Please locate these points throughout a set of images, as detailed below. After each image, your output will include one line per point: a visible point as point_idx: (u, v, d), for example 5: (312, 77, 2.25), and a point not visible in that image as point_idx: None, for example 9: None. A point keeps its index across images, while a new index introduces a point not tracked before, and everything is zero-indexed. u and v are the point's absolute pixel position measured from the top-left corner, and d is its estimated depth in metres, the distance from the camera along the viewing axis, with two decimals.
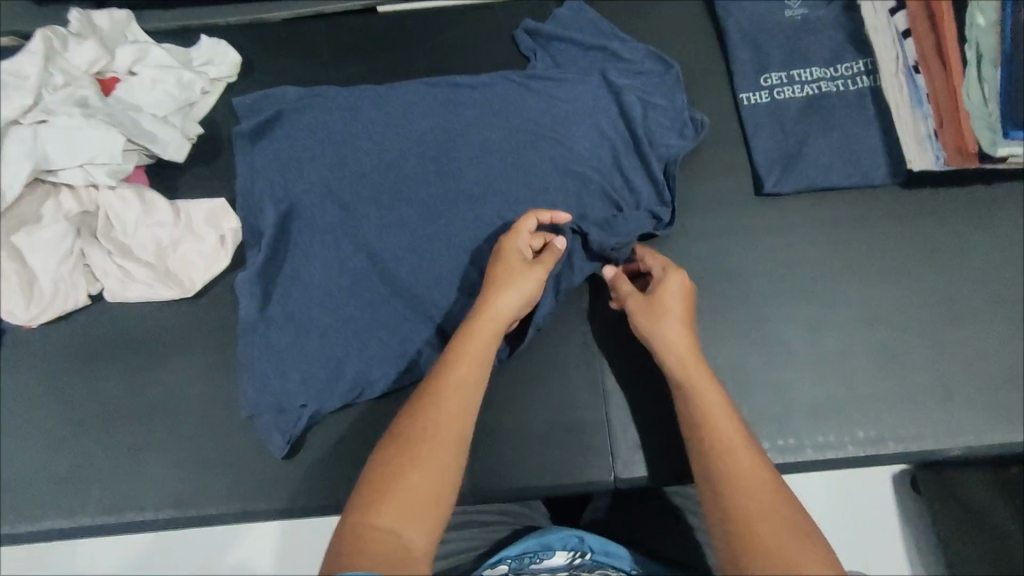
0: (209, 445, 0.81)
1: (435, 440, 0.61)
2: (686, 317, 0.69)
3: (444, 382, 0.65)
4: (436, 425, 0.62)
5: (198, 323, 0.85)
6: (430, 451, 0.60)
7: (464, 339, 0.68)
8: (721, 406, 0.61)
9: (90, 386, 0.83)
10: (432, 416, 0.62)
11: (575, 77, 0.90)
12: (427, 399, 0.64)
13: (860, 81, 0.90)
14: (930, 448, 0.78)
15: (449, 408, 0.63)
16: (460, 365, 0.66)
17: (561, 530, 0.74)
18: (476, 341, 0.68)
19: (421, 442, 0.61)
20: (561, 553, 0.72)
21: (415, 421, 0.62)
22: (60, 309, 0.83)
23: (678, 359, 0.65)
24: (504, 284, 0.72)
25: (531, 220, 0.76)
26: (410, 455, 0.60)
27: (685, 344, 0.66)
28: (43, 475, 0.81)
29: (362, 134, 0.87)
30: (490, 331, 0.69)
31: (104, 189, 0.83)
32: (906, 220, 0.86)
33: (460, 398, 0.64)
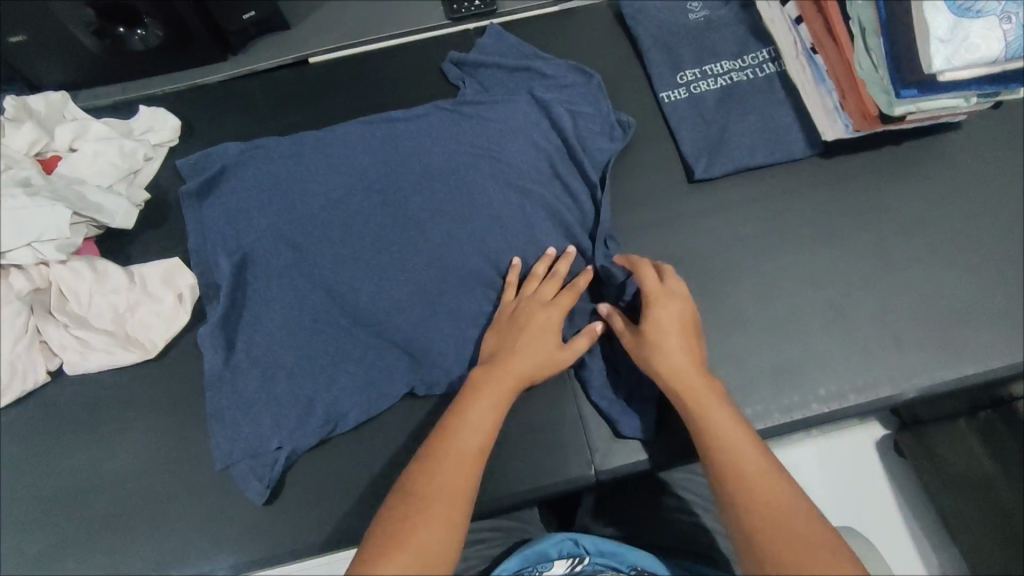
0: (187, 503, 0.80)
1: (449, 500, 0.61)
2: (681, 340, 0.72)
3: (457, 441, 0.65)
4: (447, 484, 0.62)
5: (162, 383, 0.84)
6: (437, 509, 0.60)
7: (478, 394, 0.70)
8: (734, 433, 0.64)
9: (56, 463, 0.81)
10: (442, 473, 0.62)
11: (504, 98, 0.95)
12: (434, 457, 0.64)
13: (766, 68, 0.97)
14: (887, 395, 0.82)
15: (459, 467, 0.63)
16: (479, 427, 0.67)
17: (557, 536, 0.76)
18: (491, 400, 0.69)
19: (431, 498, 0.61)
20: (560, 562, 0.75)
21: (422, 477, 0.62)
22: (20, 389, 0.81)
23: (691, 393, 0.68)
24: (534, 352, 0.74)
25: (570, 296, 0.79)
26: (419, 513, 0.59)
27: (690, 376, 0.69)
28: (13, 562, 0.78)
29: (307, 177, 0.89)
30: (508, 390, 0.71)
31: (55, 264, 0.84)
32: (830, 186, 0.91)
33: (470, 458, 0.64)
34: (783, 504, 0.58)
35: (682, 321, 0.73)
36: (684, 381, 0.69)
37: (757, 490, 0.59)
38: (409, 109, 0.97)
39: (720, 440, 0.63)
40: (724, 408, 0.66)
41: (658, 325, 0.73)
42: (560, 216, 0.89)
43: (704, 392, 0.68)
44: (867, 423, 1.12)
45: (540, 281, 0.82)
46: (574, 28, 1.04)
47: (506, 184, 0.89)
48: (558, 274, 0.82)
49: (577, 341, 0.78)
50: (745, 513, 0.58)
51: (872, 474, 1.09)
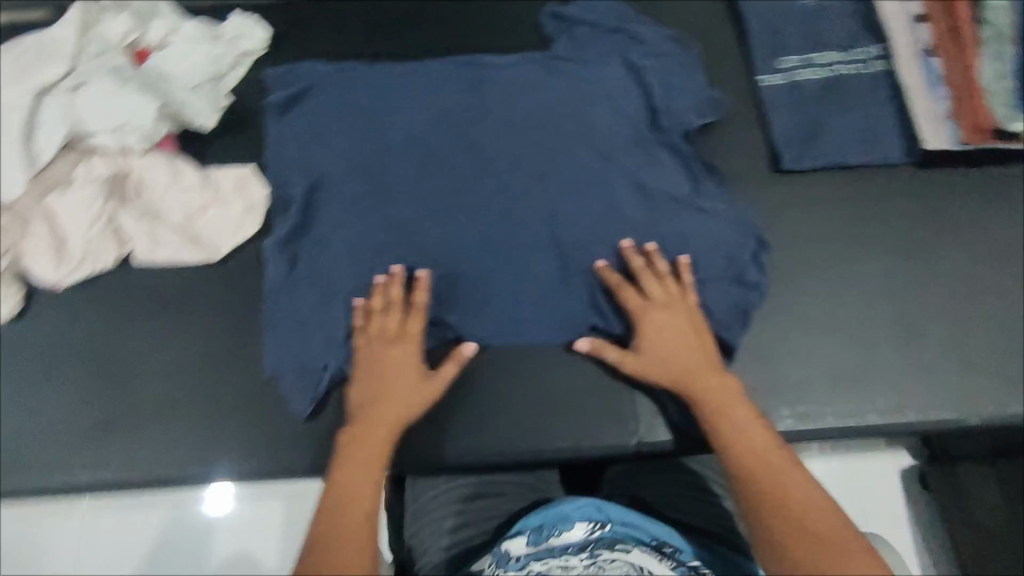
0: (234, 404, 0.82)
1: (348, 534, 0.64)
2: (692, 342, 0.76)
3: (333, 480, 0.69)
4: (344, 519, 0.66)
5: (222, 286, 0.86)
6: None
7: (356, 453, 0.71)
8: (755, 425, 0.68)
9: (113, 344, 0.83)
10: (342, 509, 0.67)
11: (597, 59, 0.93)
12: (334, 529, 0.65)
13: (875, 65, 0.92)
14: (945, 418, 0.79)
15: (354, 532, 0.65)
16: (346, 465, 0.70)
17: (581, 500, 0.78)
18: (345, 447, 0.71)
19: (333, 534, 0.64)
20: (580, 525, 0.76)
21: (319, 548, 0.63)
22: (90, 270, 0.84)
23: (708, 389, 0.72)
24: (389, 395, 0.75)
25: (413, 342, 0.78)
26: (326, 546, 0.63)
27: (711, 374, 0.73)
28: (67, 430, 0.81)
29: (389, 110, 0.89)
30: (383, 434, 0.73)
31: (135, 156, 0.86)
32: (921, 198, 0.87)
33: (358, 495, 0.68)
34: (799, 490, 0.62)
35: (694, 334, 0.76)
36: (701, 382, 0.73)
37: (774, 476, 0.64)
38: (497, 56, 0.95)
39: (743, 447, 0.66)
40: (743, 412, 0.70)
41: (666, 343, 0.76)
42: (637, 185, 0.86)
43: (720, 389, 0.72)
44: (897, 453, 1.09)
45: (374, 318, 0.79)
46: None
47: (587, 146, 0.87)
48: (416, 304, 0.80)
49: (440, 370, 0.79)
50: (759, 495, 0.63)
51: (892, 501, 1.07)
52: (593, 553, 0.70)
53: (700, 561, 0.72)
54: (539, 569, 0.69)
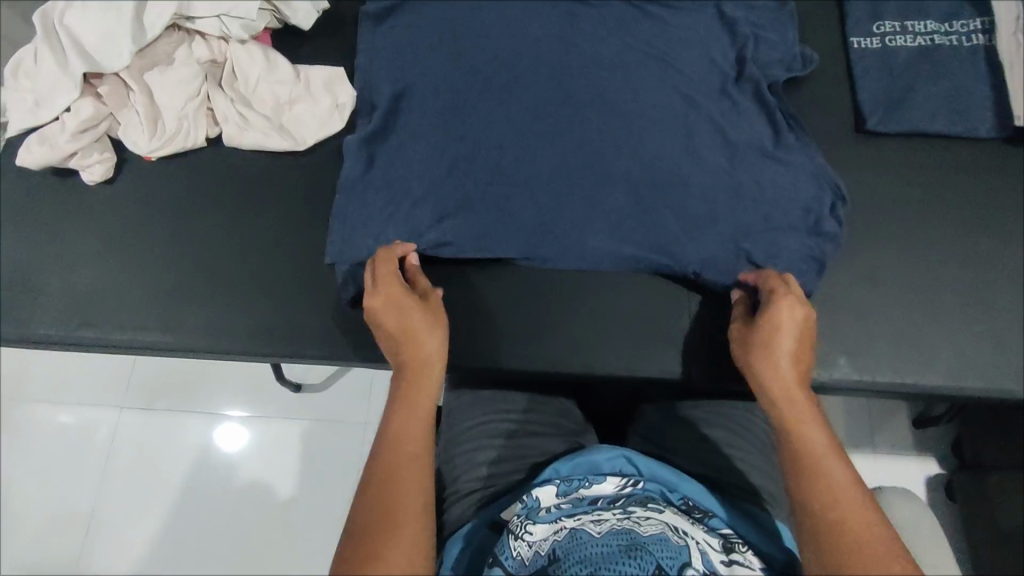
0: (301, 289, 0.83)
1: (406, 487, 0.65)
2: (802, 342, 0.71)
3: (383, 439, 0.68)
4: (397, 476, 0.65)
5: (304, 178, 0.88)
6: (400, 532, 0.62)
7: (398, 411, 0.70)
8: (829, 449, 0.64)
9: (194, 219, 0.86)
10: (390, 466, 0.66)
11: (690, 6, 0.93)
12: (376, 483, 0.65)
13: (974, 39, 0.90)
14: (1007, 394, 0.78)
15: (405, 487, 0.65)
16: (401, 418, 0.69)
17: (611, 451, 0.76)
18: (393, 402, 0.71)
19: (385, 493, 0.64)
20: (610, 480, 0.73)
21: (381, 493, 0.64)
22: (179, 146, 0.87)
23: (789, 402, 0.67)
24: (400, 333, 0.73)
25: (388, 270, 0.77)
26: (385, 504, 0.63)
27: (797, 385, 0.68)
28: (139, 292, 0.83)
29: (479, 31, 0.90)
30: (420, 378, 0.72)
31: (235, 43, 0.89)
32: (1007, 176, 0.86)
33: (413, 450, 0.67)
34: (866, 521, 0.59)
35: (807, 335, 0.71)
36: (788, 390, 0.68)
37: (842, 504, 0.60)
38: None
39: (819, 467, 0.62)
40: (823, 433, 0.65)
41: (773, 348, 0.69)
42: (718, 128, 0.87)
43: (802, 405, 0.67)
44: (925, 458, 1.18)
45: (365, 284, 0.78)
46: None
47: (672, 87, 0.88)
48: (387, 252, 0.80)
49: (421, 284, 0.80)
50: (827, 521, 0.60)
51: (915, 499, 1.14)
52: (625, 510, 0.68)
53: (732, 529, 0.70)
54: (572, 524, 0.66)
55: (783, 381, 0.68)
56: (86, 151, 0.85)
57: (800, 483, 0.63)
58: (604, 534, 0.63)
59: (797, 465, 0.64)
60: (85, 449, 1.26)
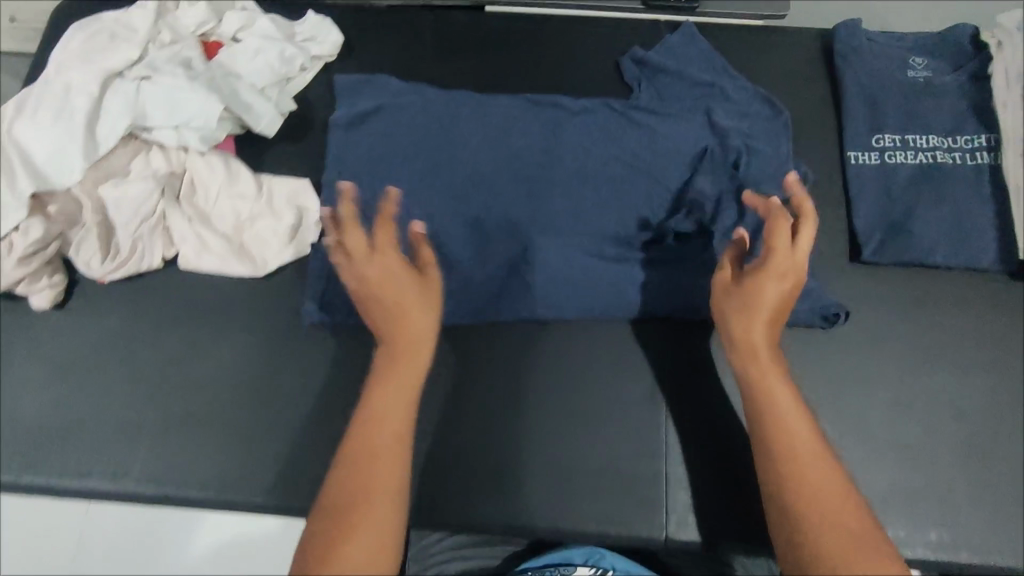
0: (259, 429, 0.79)
1: (382, 470, 0.65)
2: (780, 307, 0.69)
3: (366, 418, 0.68)
4: (370, 457, 0.65)
5: (266, 304, 0.83)
6: (374, 507, 0.63)
7: (379, 394, 0.69)
8: (794, 413, 0.66)
9: (151, 350, 0.82)
10: (363, 447, 0.66)
11: (678, 113, 0.88)
12: (349, 466, 0.65)
13: (978, 157, 0.85)
14: (1004, 564, 0.73)
15: (380, 472, 0.65)
16: (382, 399, 0.69)
17: (583, 546, 0.78)
18: (377, 381, 0.70)
19: (361, 473, 0.64)
20: (583, 568, 0.77)
21: (358, 471, 0.64)
22: (134, 268, 0.83)
23: (756, 369, 0.68)
24: (405, 310, 0.72)
25: (388, 241, 0.74)
26: (363, 490, 0.63)
27: (761, 346, 0.69)
28: (92, 431, 0.79)
29: (456, 143, 0.86)
30: (414, 359, 0.71)
31: (194, 154, 0.84)
32: (1007, 311, 0.81)
33: (390, 439, 0.67)
34: (824, 493, 0.62)
35: (794, 290, 0.70)
36: (755, 355, 0.69)
37: (804, 474, 0.63)
38: (575, 97, 0.91)
39: (780, 436, 0.65)
40: (787, 395, 0.67)
41: (756, 310, 0.69)
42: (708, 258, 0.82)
43: (768, 371, 0.68)
44: None
45: (366, 256, 0.72)
46: (772, 53, 0.93)
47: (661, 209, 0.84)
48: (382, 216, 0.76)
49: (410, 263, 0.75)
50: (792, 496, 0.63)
51: None
52: None
53: None
54: None
55: (759, 348, 0.69)
56: (35, 275, 0.79)
57: (786, 493, 0.63)
58: None
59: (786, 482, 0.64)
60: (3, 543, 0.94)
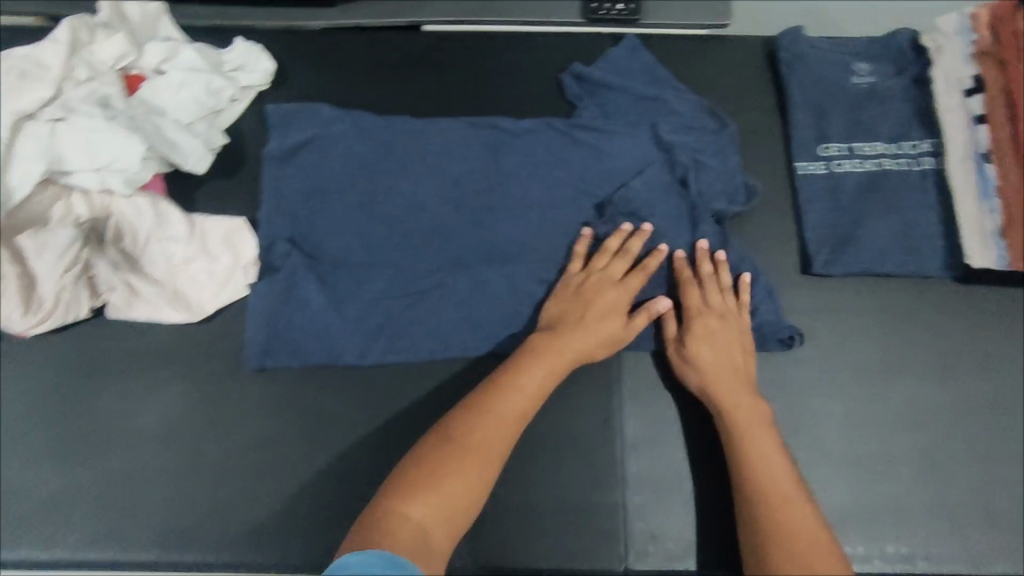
0: (201, 483, 0.75)
1: (484, 454, 0.64)
2: (731, 349, 0.74)
3: (497, 394, 0.68)
4: (480, 436, 0.65)
5: (203, 350, 0.80)
6: (458, 484, 0.62)
7: (526, 366, 0.71)
8: (774, 452, 0.68)
9: (82, 407, 0.78)
10: (473, 426, 0.66)
11: (624, 130, 0.85)
12: (460, 428, 0.66)
13: (923, 163, 0.85)
14: (963, 574, 0.73)
15: (481, 449, 0.65)
16: (519, 393, 0.69)
17: None
18: (522, 364, 0.71)
19: (465, 447, 0.64)
20: None
21: (454, 444, 0.64)
22: (59, 320, 0.78)
23: (731, 407, 0.71)
24: (583, 320, 0.74)
25: (638, 279, 0.77)
26: (456, 459, 0.63)
27: (734, 387, 0.72)
28: (23, 497, 0.75)
29: (397, 171, 0.84)
30: (562, 366, 0.72)
31: (118, 197, 0.79)
32: (957, 315, 0.81)
33: (511, 421, 0.67)
34: (800, 530, 0.63)
35: (737, 333, 0.75)
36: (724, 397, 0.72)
37: (781, 511, 0.65)
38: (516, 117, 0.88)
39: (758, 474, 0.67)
40: (768, 435, 0.70)
41: (706, 355, 0.73)
42: (665, 280, 0.80)
43: (750, 413, 0.71)
44: None
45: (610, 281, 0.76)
46: (717, 64, 0.92)
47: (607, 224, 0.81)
48: (630, 253, 0.78)
49: (636, 253, 0.79)
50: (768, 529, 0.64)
51: None
52: None
53: None
54: None
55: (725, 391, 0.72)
56: None
57: (762, 526, 0.65)
58: None
59: (762, 530, 0.64)
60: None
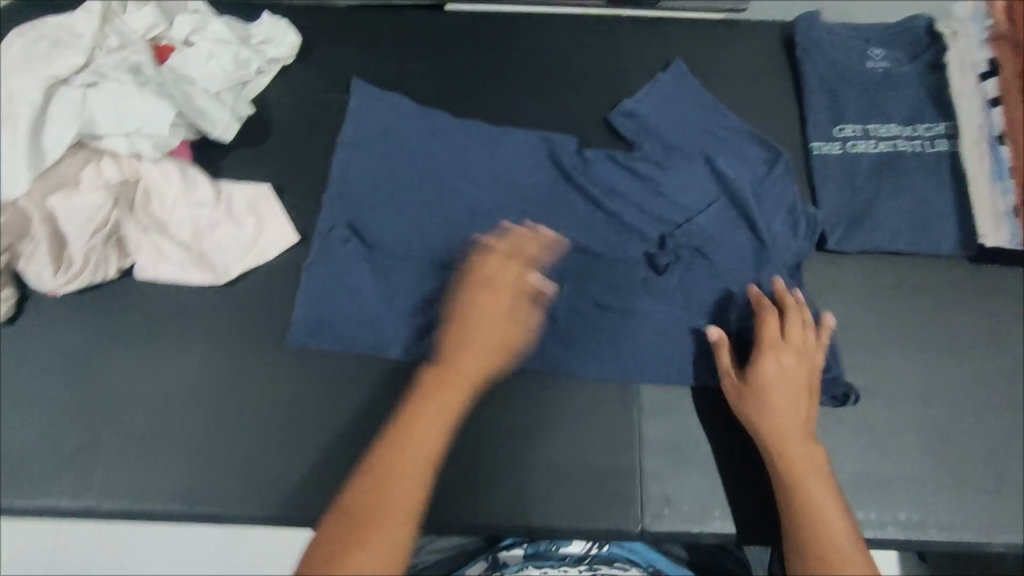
0: (224, 440, 0.77)
1: (402, 501, 0.61)
2: (793, 393, 0.70)
3: (410, 433, 0.65)
4: (399, 480, 0.62)
5: (227, 310, 0.81)
6: (385, 533, 0.59)
7: (422, 403, 0.67)
8: (828, 499, 0.65)
9: (108, 363, 0.79)
10: (393, 470, 0.63)
11: (680, 164, 0.85)
12: (389, 472, 0.62)
13: (938, 144, 0.86)
14: (972, 542, 0.74)
15: (400, 494, 0.61)
16: (424, 430, 0.65)
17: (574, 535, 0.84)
18: (409, 400, 0.68)
19: (383, 495, 0.61)
20: (577, 543, 0.85)
21: (373, 491, 0.61)
22: (88, 279, 0.80)
23: (785, 449, 0.68)
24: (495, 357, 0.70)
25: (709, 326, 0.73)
26: (377, 509, 0.60)
27: (793, 432, 0.69)
28: (49, 449, 0.76)
29: (422, 144, 0.86)
30: (454, 396, 0.68)
31: (147, 161, 0.81)
32: (969, 293, 0.82)
33: (427, 463, 0.64)
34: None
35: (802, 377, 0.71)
36: (784, 439, 0.68)
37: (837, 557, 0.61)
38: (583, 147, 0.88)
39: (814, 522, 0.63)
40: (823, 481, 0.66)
41: (767, 398, 0.70)
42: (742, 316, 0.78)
43: (805, 457, 0.67)
44: None
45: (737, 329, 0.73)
46: (734, 47, 0.94)
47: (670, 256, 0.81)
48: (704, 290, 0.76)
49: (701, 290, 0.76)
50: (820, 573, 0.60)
51: None
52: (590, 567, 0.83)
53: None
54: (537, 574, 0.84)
55: (782, 434, 0.68)
56: None
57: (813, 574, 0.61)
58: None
59: None
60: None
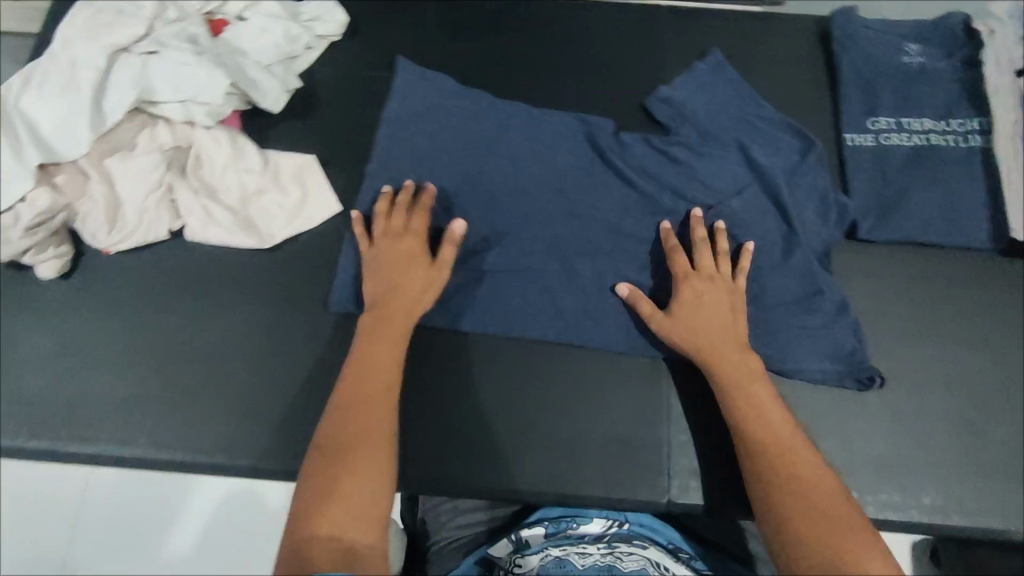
0: (264, 397, 0.80)
1: (372, 425, 0.68)
2: (723, 320, 0.75)
3: (367, 368, 0.72)
4: (365, 410, 0.69)
5: (271, 274, 0.84)
6: (363, 452, 0.66)
7: (367, 340, 0.74)
8: (778, 418, 0.69)
9: (156, 319, 0.82)
10: (356, 400, 0.70)
11: (714, 151, 0.86)
12: (355, 406, 0.69)
13: (972, 139, 0.87)
14: (994, 528, 0.75)
15: (370, 421, 0.68)
16: (380, 364, 0.72)
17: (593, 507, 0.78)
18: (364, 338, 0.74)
19: (354, 424, 0.68)
20: (597, 521, 0.77)
21: (344, 419, 0.68)
22: (140, 239, 0.83)
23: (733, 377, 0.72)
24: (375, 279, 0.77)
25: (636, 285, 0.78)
26: (353, 436, 0.67)
27: (732, 361, 0.73)
28: (98, 399, 0.80)
29: (462, 122, 0.88)
30: (401, 327, 0.75)
31: (200, 128, 0.84)
32: (998, 286, 0.83)
33: (387, 390, 0.71)
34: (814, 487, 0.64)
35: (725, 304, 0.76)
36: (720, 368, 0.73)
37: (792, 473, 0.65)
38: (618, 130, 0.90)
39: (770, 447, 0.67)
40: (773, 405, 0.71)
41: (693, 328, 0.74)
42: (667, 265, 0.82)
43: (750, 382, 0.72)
44: None
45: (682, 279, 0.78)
46: (770, 39, 0.95)
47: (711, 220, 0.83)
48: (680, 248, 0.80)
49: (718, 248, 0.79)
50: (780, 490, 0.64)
51: None
52: (609, 546, 0.73)
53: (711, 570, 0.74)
54: (558, 553, 0.71)
55: (717, 364, 0.73)
56: (40, 246, 0.80)
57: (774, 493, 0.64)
58: (589, 567, 0.69)
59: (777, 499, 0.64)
60: (24, 499, 0.99)
